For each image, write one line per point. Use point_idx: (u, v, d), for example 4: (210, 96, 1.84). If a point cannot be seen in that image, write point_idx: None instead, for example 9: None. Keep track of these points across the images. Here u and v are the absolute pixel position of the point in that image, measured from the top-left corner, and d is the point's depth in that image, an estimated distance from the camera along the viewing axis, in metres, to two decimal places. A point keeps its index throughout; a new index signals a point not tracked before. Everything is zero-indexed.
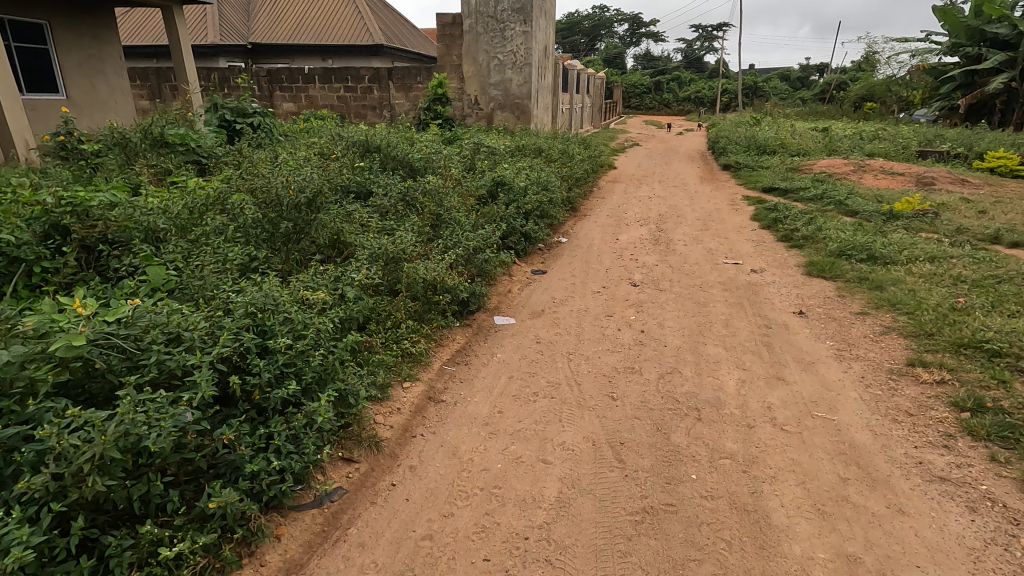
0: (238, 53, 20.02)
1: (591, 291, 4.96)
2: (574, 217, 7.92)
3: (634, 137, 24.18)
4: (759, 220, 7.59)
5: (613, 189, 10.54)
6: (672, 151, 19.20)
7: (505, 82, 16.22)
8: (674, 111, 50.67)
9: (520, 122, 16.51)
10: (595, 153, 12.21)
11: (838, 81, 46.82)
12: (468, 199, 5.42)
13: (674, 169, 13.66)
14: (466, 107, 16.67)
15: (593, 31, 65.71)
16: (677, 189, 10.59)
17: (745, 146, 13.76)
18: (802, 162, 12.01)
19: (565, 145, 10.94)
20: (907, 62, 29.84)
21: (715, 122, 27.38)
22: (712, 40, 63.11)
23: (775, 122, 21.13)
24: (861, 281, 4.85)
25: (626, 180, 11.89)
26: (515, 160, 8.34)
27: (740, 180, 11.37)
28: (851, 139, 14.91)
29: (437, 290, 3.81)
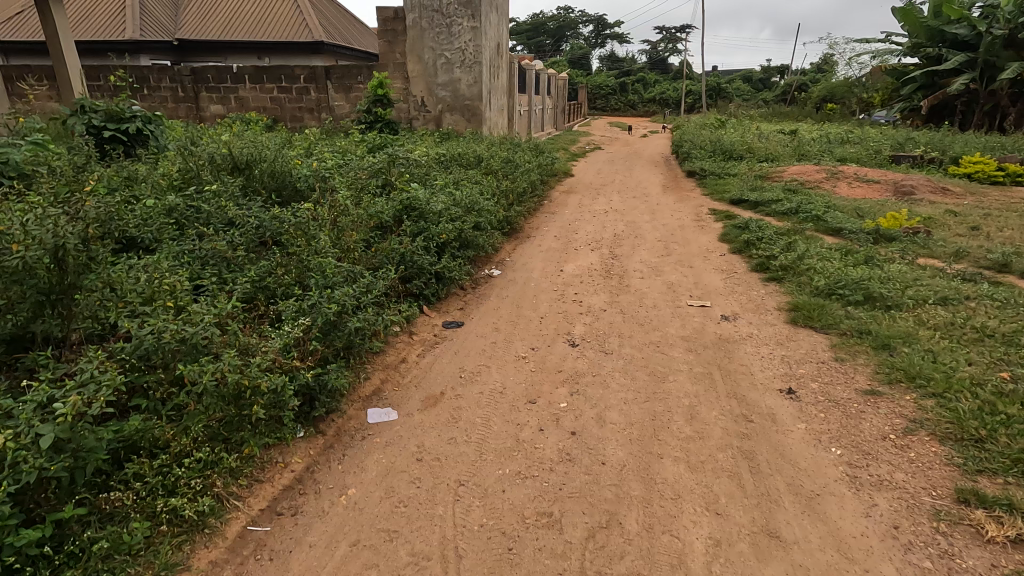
0: (164, 50, 18.22)
1: (514, 356, 3.74)
2: (514, 239, 6.72)
3: (596, 140, 23.18)
4: (727, 241, 6.52)
5: (566, 202, 9.39)
6: (634, 156, 18.23)
7: (454, 83, 14.97)
8: (639, 113, 50.19)
9: (471, 125, 15.27)
10: (549, 160, 11.06)
11: (800, 82, 47.00)
12: (355, 233, 4.12)
13: (635, 177, 12.62)
14: (412, 110, 15.35)
15: (557, 32, 64.91)
16: (636, 201, 9.49)
17: (710, 151, 12.81)
18: (770, 169, 11.06)
19: (512, 152, 9.74)
20: (868, 63, 29.71)
21: (679, 124, 26.65)
22: (675, 41, 62.99)
23: (739, 125, 20.41)
24: (862, 335, 3.77)
25: (582, 190, 10.76)
26: (445, 173, 7.07)
27: (706, 189, 10.37)
28: (820, 142, 14.11)
29: (253, 394, 2.45)
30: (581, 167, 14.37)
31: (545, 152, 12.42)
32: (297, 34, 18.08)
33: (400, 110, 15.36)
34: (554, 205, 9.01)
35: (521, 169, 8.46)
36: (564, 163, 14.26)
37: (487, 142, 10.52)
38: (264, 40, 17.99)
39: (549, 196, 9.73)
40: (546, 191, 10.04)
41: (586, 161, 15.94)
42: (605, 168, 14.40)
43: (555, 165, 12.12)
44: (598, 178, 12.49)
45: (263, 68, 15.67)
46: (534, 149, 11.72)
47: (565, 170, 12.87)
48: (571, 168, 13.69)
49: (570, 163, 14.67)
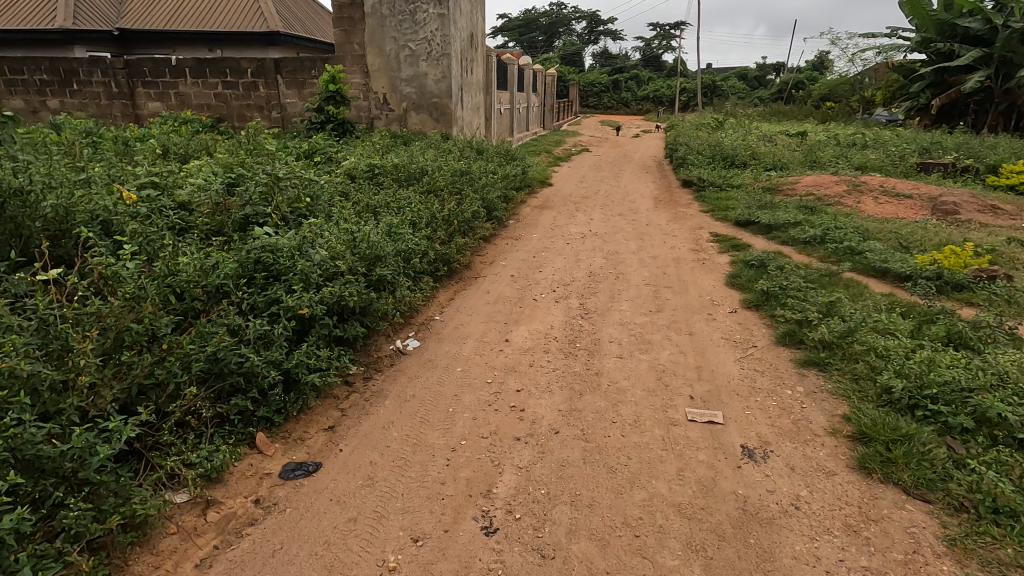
0: (102, 41, 16.36)
1: (376, 559, 2.08)
2: (454, 284, 5.06)
3: (584, 141, 21.52)
4: (737, 289, 4.89)
5: (536, 223, 7.74)
6: (624, 160, 16.57)
7: (419, 78, 13.29)
8: (632, 112, 48.65)
9: (440, 126, 13.58)
10: (521, 169, 9.42)
11: (796, 80, 45.55)
12: (120, 325, 2.40)
13: (622, 187, 11.02)
14: (374, 109, 13.64)
15: (548, 28, 63.20)
16: (621, 221, 7.84)
17: (707, 158, 11.19)
18: (780, 179, 9.43)
19: (473, 162, 8.07)
20: (871, 61, 28.16)
21: (673, 124, 25.06)
22: (669, 38, 61.39)
23: (738, 125, 18.85)
24: (992, 517, 2.15)
25: (559, 205, 9.09)
26: (366, 195, 5.38)
27: (704, 205, 8.74)
28: (831, 146, 12.53)
29: None
30: (562, 175, 12.71)
31: (520, 158, 10.79)
32: (250, 24, 16.26)
33: (360, 109, 13.66)
34: (520, 228, 7.36)
35: (477, 184, 6.76)
36: (543, 170, 12.62)
37: (446, 148, 8.86)
38: (212, 30, 16.18)
39: (517, 215, 8.06)
40: (514, 208, 8.38)
41: (569, 167, 14.28)
42: (590, 176, 12.75)
43: (529, 175, 10.49)
44: (581, 188, 10.86)
45: (206, 61, 13.92)
46: (506, 155, 10.06)
47: (542, 179, 11.23)
48: (551, 176, 12.05)
49: (550, 171, 13.02)
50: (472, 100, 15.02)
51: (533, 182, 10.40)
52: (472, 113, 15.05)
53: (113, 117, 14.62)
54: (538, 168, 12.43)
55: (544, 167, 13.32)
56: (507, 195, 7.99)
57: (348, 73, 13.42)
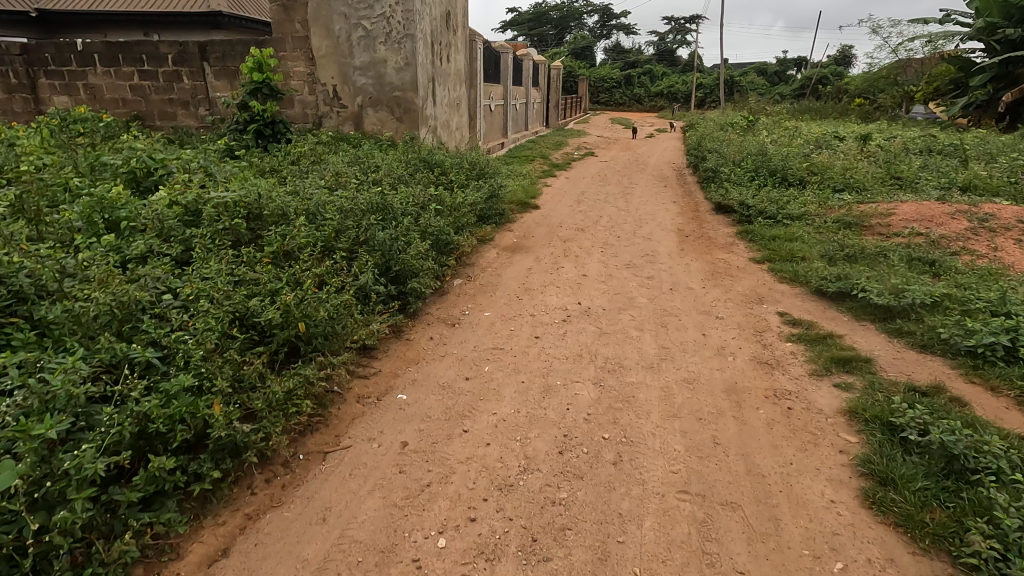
0: (18, 23, 13.81)
1: None
2: (256, 491, 2.32)
3: (589, 143, 18.65)
4: (900, 531, 2.10)
5: (497, 283, 4.98)
6: (636, 167, 13.72)
7: (377, 65, 10.54)
8: (646, 108, 45.66)
9: (403, 126, 10.81)
10: (489, 190, 6.62)
11: (824, 74, 42.18)
12: None
13: (633, 210, 8.20)
14: (322, 105, 10.96)
15: (559, 20, 60.28)
16: (630, 280, 5.06)
17: (747, 172, 8.33)
18: (860, 206, 6.57)
19: (402, 187, 5.29)
20: (917, 52, 24.92)
21: (692, 123, 22.14)
22: (686, 32, 58.16)
23: (771, 125, 15.91)
24: None
25: (541, 244, 6.31)
26: (92, 289, 2.63)
27: (754, 249, 5.92)
28: (907, 155, 9.59)
29: None
30: (557, 190, 9.92)
31: (496, 172, 8.01)
32: (187, 3, 13.56)
33: (306, 105, 10.98)
34: (467, 297, 4.59)
35: (384, 231, 4.00)
36: (531, 185, 9.85)
37: (375, 163, 6.08)
38: (142, 10, 13.46)
39: (471, 268, 5.30)
40: (469, 255, 5.62)
41: (567, 177, 11.47)
42: (591, 191, 9.95)
43: (506, 197, 7.72)
44: (577, 212, 8.05)
45: (117, 44, 11.24)
46: (471, 169, 7.29)
47: (526, 200, 8.45)
48: (538, 194, 9.27)
49: (540, 185, 10.26)
50: (449, 97, 12.23)
51: (509, 206, 7.61)
52: (449, 113, 12.27)
53: (12, 113, 11.99)
54: (523, 184, 9.68)
55: (535, 180, 10.54)
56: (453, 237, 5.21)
57: (289, 61, 10.75)
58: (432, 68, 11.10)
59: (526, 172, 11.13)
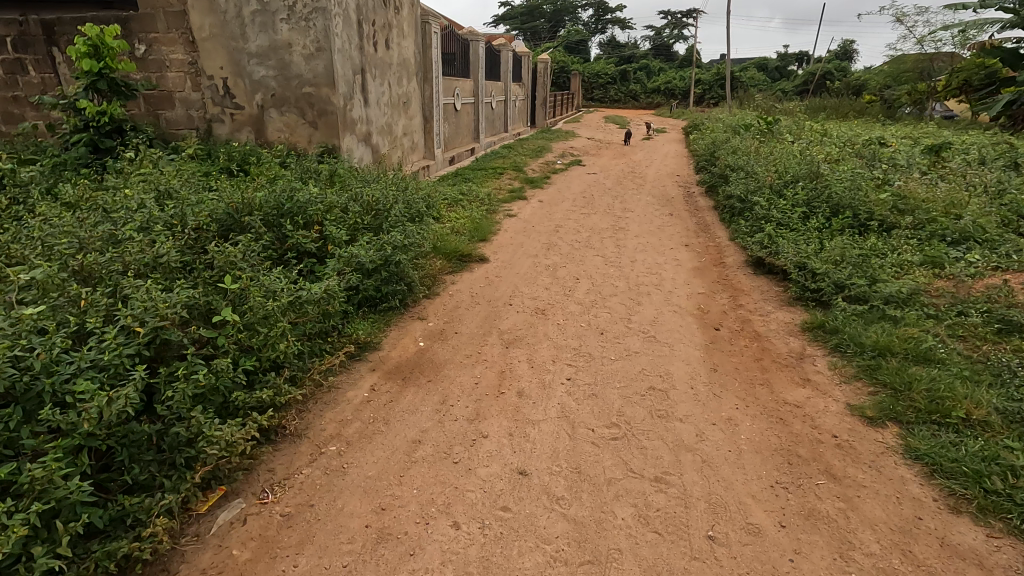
0: None
1: None
2: None
3: (577, 147, 15.96)
4: None
5: (320, 514, 2.23)
6: (631, 181, 11.04)
7: (279, 50, 7.74)
8: (642, 105, 42.99)
9: (317, 134, 8.06)
10: (376, 258, 3.83)
11: (830, 69, 39.47)
12: None
13: (628, 266, 5.48)
14: (210, 105, 8.17)
15: (553, 15, 57.53)
16: (619, 495, 2.34)
17: (796, 208, 5.63)
18: (1011, 284, 3.91)
19: (135, 285, 2.53)
20: (944, 44, 22.20)
21: (696, 123, 19.45)
22: (682, 25, 55.36)
23: (795, 128, 13.21)
24: None
25: (465, 356, 3.60)
26: None
27: (846, 377, 3.23)
28: (1008, 174, 6.92)
29: None
30: (523, 224, 7.19)
31: (419, 209, 5.25)
32: None
33: (189, 104, 8.20)
34: None
35: None
36: (486, 219, 7.14)
37: (146, 216, 3.28)
38: None
39: (288, 454, 2.55)
40: (299, 412, 2.85)
41: (540, 200, 8.74)
42: (569, 224, 7.21)
43: (429, 254, 4.96)
44: (542, 269, 5.34)
45: None
46: (366, 216, 4.49)
47: (468, 249, 5.72)
48: (493, 235, 6.53)
49: (501, 214, 7.57)
50: (388, 96, 9.49)
51: (433, 268, 4.88)
52: (388, 116, 9.55)
53: None
54: (473, 219, 6.92)
55: (494, 209, 7.82)
56: (233, 408, 2.44)
57: (163, 45, 7.95)
58: (358, 57, 8.34)
59: (485, 196, 8.44)
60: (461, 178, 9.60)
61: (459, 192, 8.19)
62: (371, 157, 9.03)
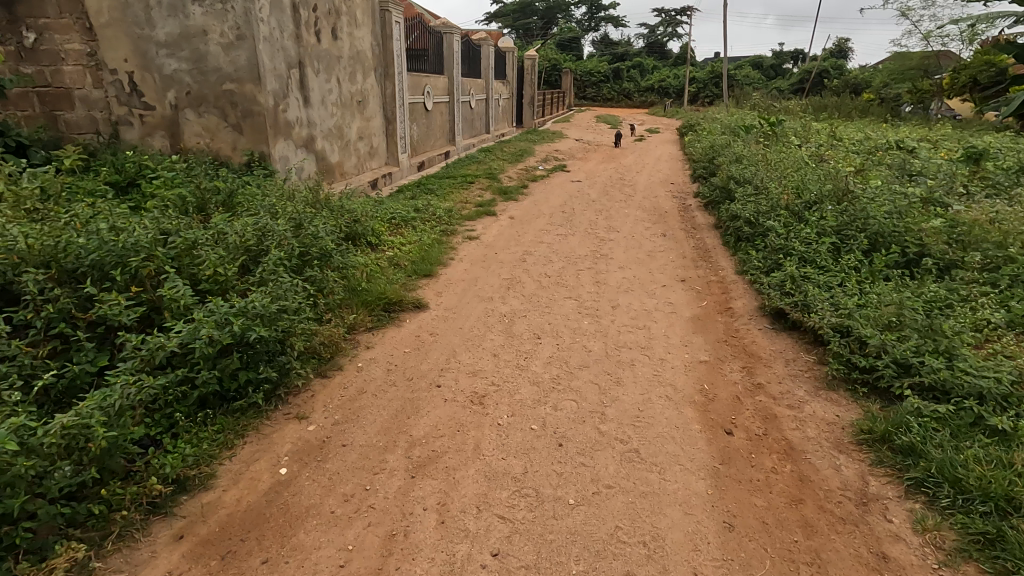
0: None
1: None
2: None
3: (562, 150, 14.70)
4: None
5: None
6: (620, 190, 9.79)
7: (192, 39, 6.43)
8: (635, 104, 41.75)
9: (242, 140, 6.76)
10: (227, 336, 2.57)
11: (826, 68, 38.36)
12: None
13: (608, 315, 4.23)
14: (115, 104, 6.82)
15: (544, 12, 56.23)
16: None
17: (824, 237, 4.38)
18: None
19: None
20: (951, 40, 21.09)
21: (691, 124, 18.23)
22: (676, 23, 54.30)
23: (800, 131, 12.01)
24: None
25: (346, 495, 2.33)
26: None
27: (949, 556, 2.00)
28: None
29: None
30: (484, 250, 5.93)
31: (331, 242, 3.98)
32: None
33: (90, 103, 6.78)
34: None
35: None
36: (439, 245, 5.88)
37: None
38: None
39: None
40: None
41: (511, 217, 7.48)
42: (541, 249, 5.95)
43: (337, 305, 3.72)
44: (495, 322, 4.08)
45: None
46: (239, 262, 3.24)
47: (403, 291, 4.46)
48: (443, 267, 5.27)
49: (460, 237, 6.30)
50: (336, 93, 8.20)
51: (341, 326, 3.62)
52: (336, 117, 8.26)
53: None
54: (421, 247, 5.65)
55: (453, 230, 6.57)
56: None
57: (57, 33, 6.54)
58: (293, 48, 7.06)
59: (446, 213, 7.17)
60: (422, 190, 8.33)
61: (414, 209, 6.92)
62: (313, 166, 7.76)
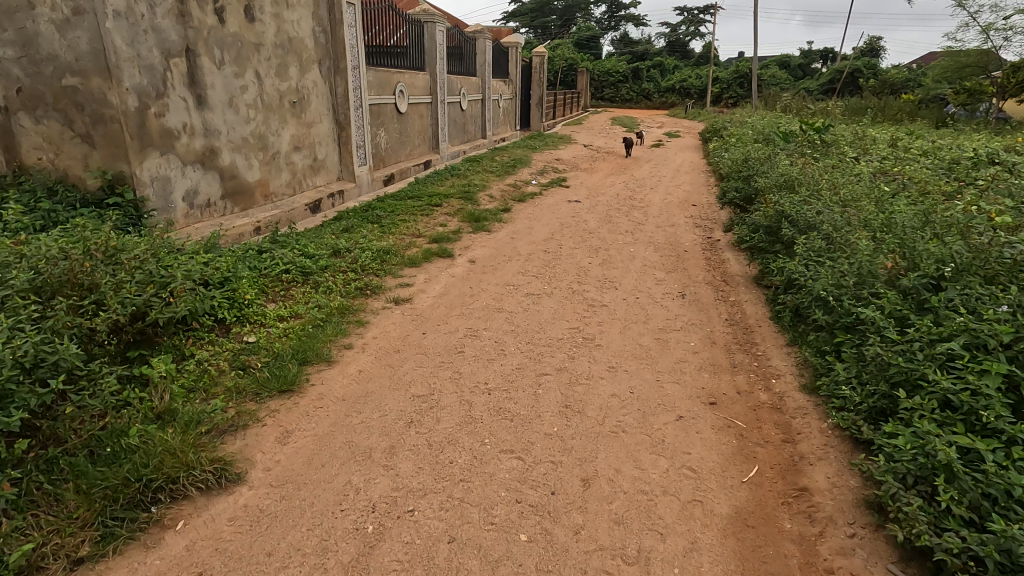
0: None
1: None
2: None
3: (566, 158, 12.68)
4: None
5: None
6: (628, 214, 7.76)
7: (16, 14, 4.58)
8: (655, 106, 39.47)
9: (96, 155, 4.89)
10: None
11: (861, 67, 35.55)
12: None
13: (572, 511, 2.22)
14: None
15: (563, 10, 54.04)
16: None
17: (988, 360, 2.32)
18: None
19: None
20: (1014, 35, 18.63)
21: (717, 129, 16.06)
22: (700, 21, 51.84)
23: (855, 140, 9.85)
24: None
25: None
26: None
27: None
28: None
29: None
30: (410, 325, 3.95)
31: None
32: None
33: None
34: None
35: None
36: (342, 318, 3.93)
37: None
38: None
39: None
40: None
41: (473, 259, 5.50)
42: (495, 325, 3.95)
43: None
44: (347, 534, 2.10)
45: None
46: None
47: (208, 444, 2.50)
48: (326, 367, 3.30)
49: (383, 300, 4.33)
50: (254, 91, 6.31)
51: None
52: (254, 122, 6.37)
53: None
54: (305, 327, 3.70)
55: (379, 284, 4.60)
56: None
57: None
58: (174, 28, 5.17)
59: (379, 255, 5.21)
60: (365, 219, 6.41)
61: (335, 254, 5.00)
62: (214, 188, 5.88)
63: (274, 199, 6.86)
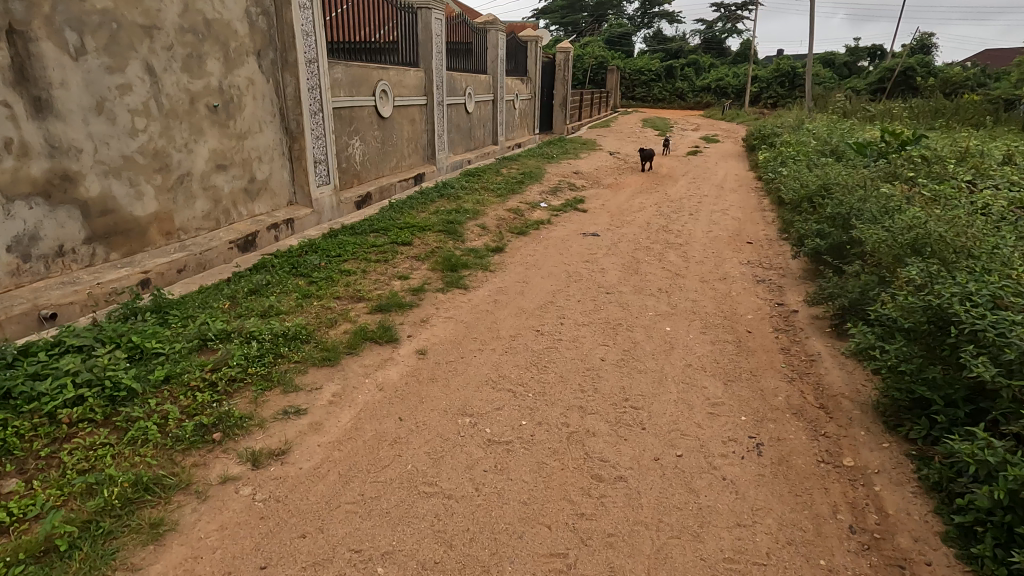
0: None
1: None
2: None
3: (587, 170, 10.74)
4: None
5: None
6: (663, 256, 5.80)
7: None
8: (690, 106, 37.02)
9: None
10: None
11: (919, 64, 32.36)
12: None
13: None
14: None
15: (593, 6, 51.72)
16: None
17: None
18: None
19: None
20: None
21: (765, 135, 13.89)
22: (738, 18, 49.03)
23: (956, 154, 7.68)
24: None
25: None
26: None
27: None
28: None
29: None
30: (256, 532, 2.13)
31: None
32: None
33: None
34: None
35: None
36: (128, 518, 2.12)
37: None
38: None
39: None
40: None
41: (425, 347, 3.65)
42: (411, 539, 2.09)
43: None
44: None
45: None
46: None
47: None
48: None
49: (236, 455, 2.51)
50: (143, 92, 4.58)
51: None
52: (146, 134, 4.65)
53: None
54: (17, 564, 1.86)
55: (247, 415, 2.78)
56: None
57: None
58: None
59: (278, 344, 3.40)
60: (292, 272, 4.60)
61: (203, 348, 3.23)
62: (72, 228, 4.16)
63: (183, 236, 5.13)
